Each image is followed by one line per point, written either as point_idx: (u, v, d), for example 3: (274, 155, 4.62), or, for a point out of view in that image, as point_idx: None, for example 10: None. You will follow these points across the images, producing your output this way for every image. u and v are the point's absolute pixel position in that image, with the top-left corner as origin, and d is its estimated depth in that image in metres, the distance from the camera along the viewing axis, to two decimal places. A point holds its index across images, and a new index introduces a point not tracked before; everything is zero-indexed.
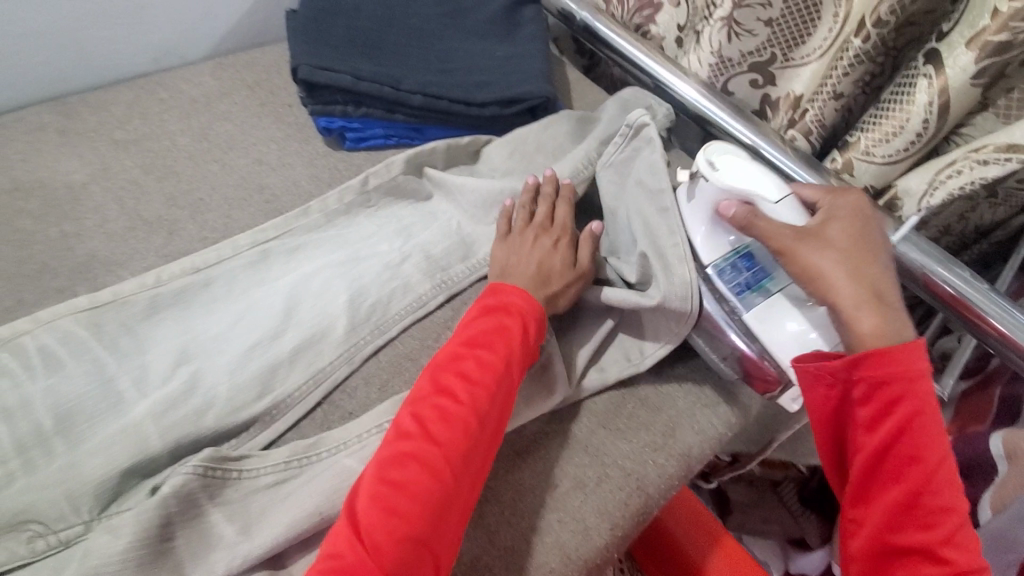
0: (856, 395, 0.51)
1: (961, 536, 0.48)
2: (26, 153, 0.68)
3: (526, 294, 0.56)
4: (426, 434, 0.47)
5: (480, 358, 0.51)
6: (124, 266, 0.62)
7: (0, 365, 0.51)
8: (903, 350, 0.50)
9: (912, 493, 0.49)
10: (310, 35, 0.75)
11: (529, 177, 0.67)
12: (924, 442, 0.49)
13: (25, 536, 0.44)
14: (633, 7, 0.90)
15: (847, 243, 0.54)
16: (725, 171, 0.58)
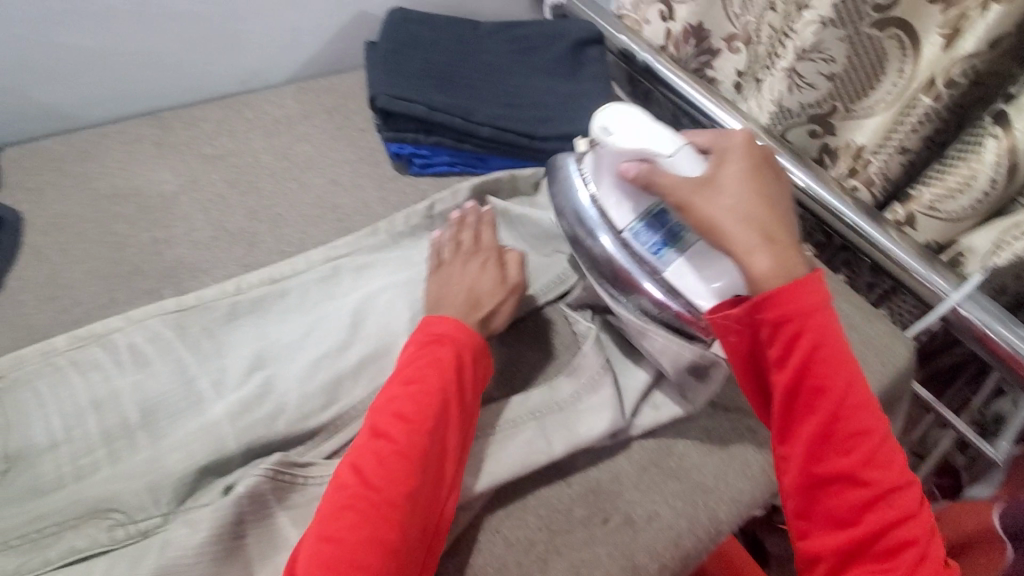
0: (768, 333, 0.49)
1: (884, 455, 0.49)
2: (125, 162, 0.74)
3: (455, 323, 0.55)
4: (366, 481, 0.46)
5: (415, 396, 0.50)
6: (207, 273, 0.66)
7: (94, 358, 0.55)
8: (799, 286, 0.48)
9: (830, 423, 0.49)
10: (390, 67, 0.80)
11: (451, 212, 0.66)
12: (831, 369, 0.49)
13: (107, 524, 0.47)
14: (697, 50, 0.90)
15: (754, 186, 0.52)
16: (620, 135, 0.58)
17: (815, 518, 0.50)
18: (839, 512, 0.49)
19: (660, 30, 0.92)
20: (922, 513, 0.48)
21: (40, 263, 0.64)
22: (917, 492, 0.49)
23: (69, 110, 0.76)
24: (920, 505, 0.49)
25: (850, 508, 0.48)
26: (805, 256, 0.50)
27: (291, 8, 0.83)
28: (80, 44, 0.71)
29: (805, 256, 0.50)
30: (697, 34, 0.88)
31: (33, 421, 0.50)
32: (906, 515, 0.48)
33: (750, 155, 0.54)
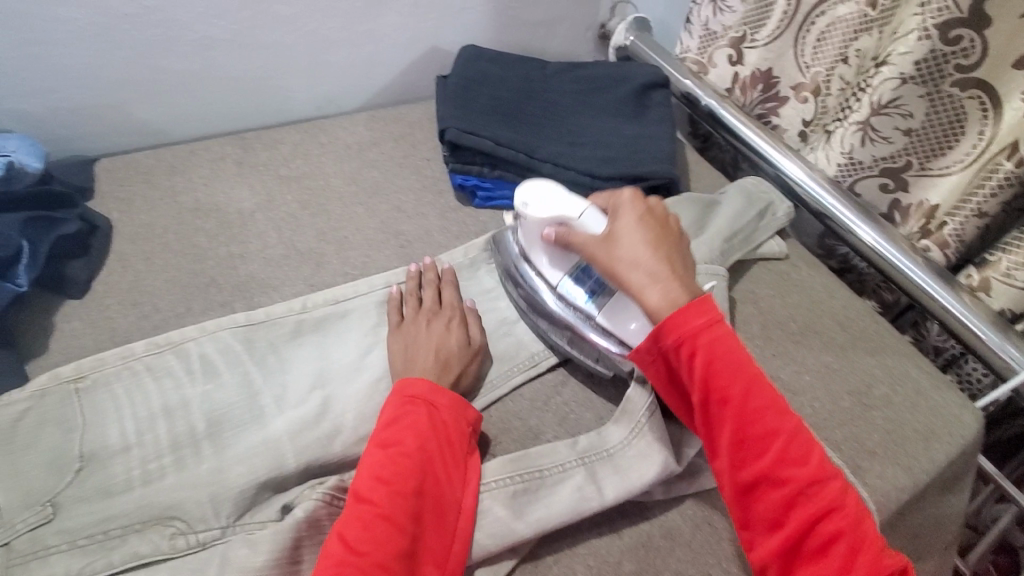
0: (673, 348, 0.51)
1: (801, 449, 0.47)
2: (208, 179, 0.78)
3: (432, 384, 0.55)
4: (352, 546, 0.44)
5: (394, 459, 0.49)
6: (275, 289, 0.69)
7: (167, 366, 0.58)
8: (686, 311, 0.51)
9: (742, 427, 0.48)
10: (459, 102, 0.82)
11: (409, 267, 0.68)
12: (733, 371, 0.49)
13: (169, 532, 0.48)
14: (758, 97, 0.87)
15: (641, 235, 0.57)
16: (534, 207, 0.63)
17: (754, 526, 0.47)
18: (771, 515, 0.46)
19: (727, 74, 0.89)
20: (850, 504, 0.46)
21: (126, 270, 0.68)
22: (841, 482, 0.47)
23: (161, 127, 0.81)
24: (848, 495, 0.47)
25: (779, 510, 0.46)
26: (695, 286, 0.54)
27: (369, 41, 0.86)
28: (175, 67, 0.75)
29: (695, 286, 0.54)
30: (765, 80, 0.85)
31: (108, 423, 0.53)
32: (833, 507, 0.46)
33: (651, 210, 0.60)
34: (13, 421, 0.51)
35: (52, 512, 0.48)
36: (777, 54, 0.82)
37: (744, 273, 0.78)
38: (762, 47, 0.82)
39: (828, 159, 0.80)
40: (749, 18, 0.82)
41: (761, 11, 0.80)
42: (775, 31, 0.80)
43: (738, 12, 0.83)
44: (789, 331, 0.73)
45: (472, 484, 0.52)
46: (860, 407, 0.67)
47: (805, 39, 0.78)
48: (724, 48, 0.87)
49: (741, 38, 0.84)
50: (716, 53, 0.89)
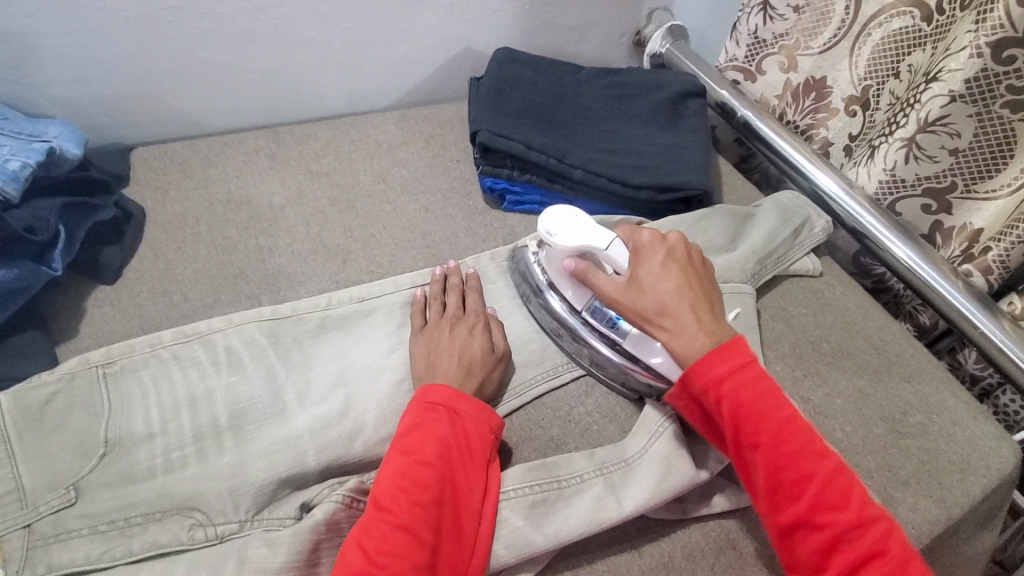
0: (702, 391, 0.52)
1: (839, 491, 0.46)
2: (241, 171, 0.79)
3: (453, 391, 0.54)
4: (372, 556, 0.44)
5: (414, 467, 0.49)
6: (302, 284, 0.70)
7: (193, 356, 0.58)
8: (716, 360, 0.52)
9: (775, 470, 0.48)
10: (492, 103, 0.81)
11: (434, 270, 0.67)
12: (762, 413, 0.49)
13: (189, 523, 0.48)
14: (807, 107, 0.83)
15: (664, 282, 0.57)
16: (559, 237, 0.61)
17: (800, 572, 0.46)
18: (814, 561, 0.45)
19: (779, 81, 0.86)
20: (895, 549, 0.44)
21: (157, 258, 0.68)
22: (886, 526, 0.45)
23: (197, 118, 0.82)
24: (894, 539, 0.45)
25: (820, 556, 0.45)
26: (727, 332, 0.55)
27: (404, 40, 0.85)
28: (214, 59, 0.76)
29: (727, 332, 0.55)
30: (818, 89, 0.81)
31: (134, 410, 0.53)
32: (878, 553, 0.44)
33: (674, 249, 0.59)
34: (42, 404, 0.51)
35: (75, 495, 0.48)
36: (829, 62, 0.79)
37: (775, 290, 0.76)
38: (817, 55, 0.79)
39: (870, 175, 0.78)
40: (802, 26, 0.80)
41: (818, 18, 0.78)
42: (831, 39, 0.77)
43: (790, 19, 0.80)
44: (821, 352, 0.71)
45: (493, 493, 0.51)
46: (893, 435, 0.65)
47: (859, 51, 0.75)
48: (776, 55, 0.84)
49: (794, 46, 0.81)
50: (766, 61, 0.86)
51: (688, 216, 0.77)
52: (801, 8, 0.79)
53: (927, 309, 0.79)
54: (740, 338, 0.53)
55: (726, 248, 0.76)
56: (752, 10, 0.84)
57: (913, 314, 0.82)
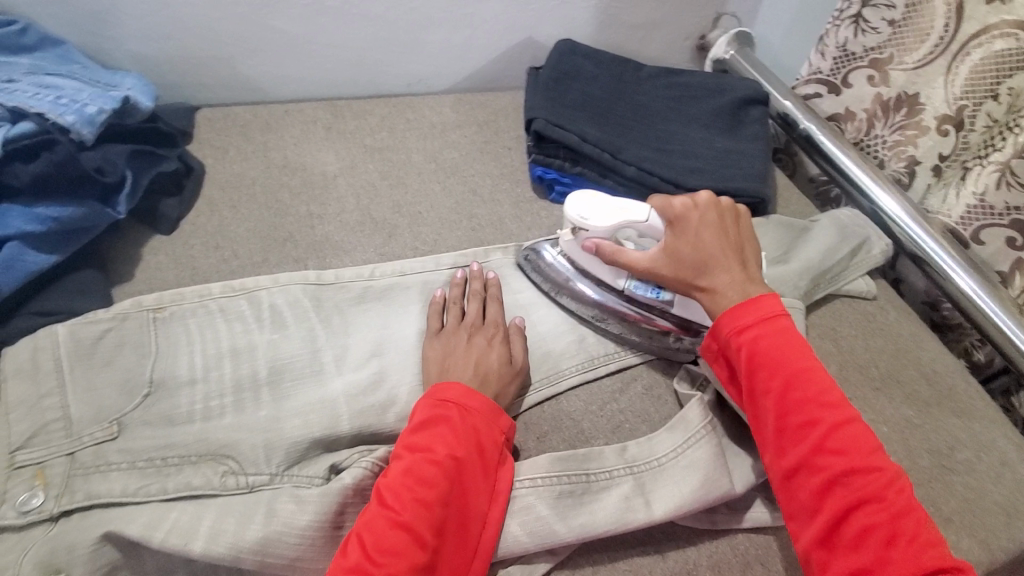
0: (724, 340, 0.52)
1: (845, 439, 0.46)
2: (298, 139, 0.80)
3: (464, 388, 0.52)
4: (371, 553, 0.43)
5: (422, 466, 0.46)
6: (347, 253, 0.70)
7: (239, 311, 0.59)
8: (742, 309, 0.52)
9: (781, 415, 0.48)
10: (550, 93, 0.80)
11: (455, 272, 0.65)
12: (779, 360, 0.49)
13: (222, 470, 0.49)
14: (896, 122, 0.79)
15: (703, 249, 0.56)
16: (596, 219, 0.60)
17: (795, 514, 0.46)
18: (811, 501, 0.45)
19: (866, 95, 0.81)
20: (895, 499, 0.43)
21: (212, 213, 0.70)
22: (889, 476, 0.44)
23: (261, 85, 0.84)
24: (896, 491, 0.44)
25: (817, 499, 0.45)
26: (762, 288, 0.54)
27: (468, 25, 0.85)
28: (282, 28, 0.78)
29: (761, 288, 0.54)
30: (909, 104, 0.77)
31: (179, 355, 0.55)
32: (874, 499, 0.43)
33: (709, 212, 0.58)
34: (94, 339, 0.53)
35: (117, 431, 0.49)
36: (923, 79, 0.75)
37: (825, 308, 0.74)
38: (909, 70, 0.76)
39: (959, 199, 0.74)
40: (897, 40, 0.76)
41: (915, 34, 0.74)
42: (927, 56, 0.73)
43: (884, 33, 0.77)
44: (869, 376, 0.68)
45: (501, 497, 0.49)
46: (939, 469, 0.62)
47: (956, 71, 0.71)
48: (864, 69, 0.80)
49: (886, 60, 0.78)
50: (853, 73, 0.82)
51: (739, 223, 0.76)
52: (897, 22, 0.75)
53: (985, 347, 0.75)
54: (772, 294, 0.53)
55: (779, 259, 0.73)
56: (844, 22, 0.81)
57: (968, 350, 0.78)
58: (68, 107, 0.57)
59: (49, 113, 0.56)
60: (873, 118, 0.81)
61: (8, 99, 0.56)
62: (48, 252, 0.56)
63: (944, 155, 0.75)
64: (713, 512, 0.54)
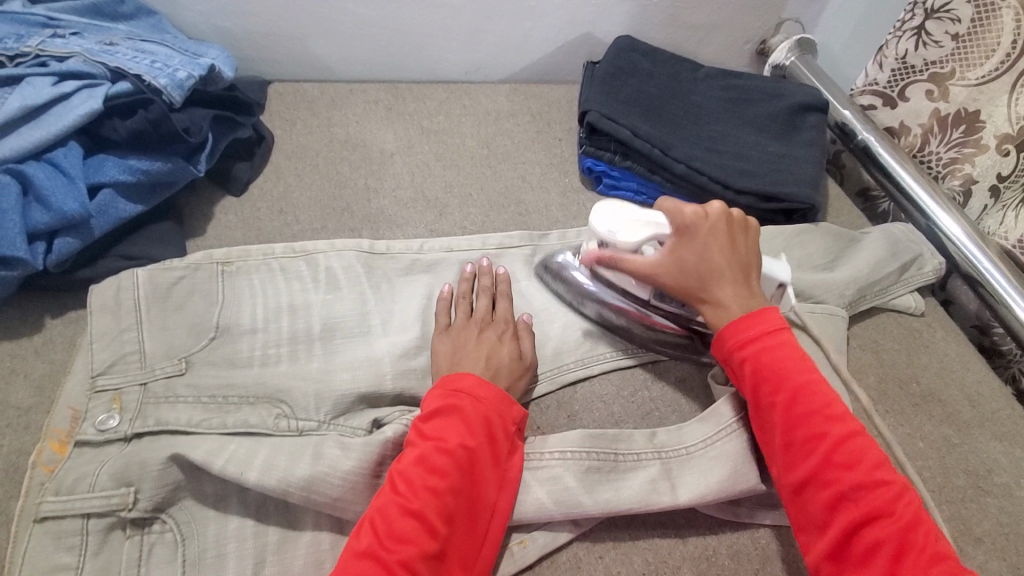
0: (729, 354, 0.53)
1: (851, 453, 0.46)
2: (360, 117, 0.84)
3: (477, 378, 0.52)
4: (383, 538, 0.43)
5: (433, 456, 0.47)
6: (399, 227, 0.74)
7: (298, 271, 0.63)
8: (751, 323, 0.53)
9: (788, 429, 0.49)
10: (605, 87, 0.81)
11: (464, 267, 0.65)
12: (783, 376, 0.50)
13: (276, 412, 0.53)
14: (953, 138, 0.77)
15: (707, 259, 0.56)
16: (622, 233, 0.60)
17: (804, 527, 0.46)
18: (821, 514, 0.45)
19: (924, 110, 0.80)
20: (902, 511, 0.43)
21: (278, 180, 0.75)
22: (894, 489, 0.44)
23: (328, 64, 0.88)
24: (903, 503, 0.44)
25: (826, 513, 0.45)
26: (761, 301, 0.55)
27: (530, 17, 0.86)
28: (352, 10, 0.81)
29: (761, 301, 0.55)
30: (969, 122, 0.75)
31: (243, 306, 0.59)
32: (881, 513, 0.43)
33: (718, 224, 0.57)
34: (170, 284, 0.58)
35: (185, 367, 0.54)
36: (986, 96, 0.73)
37: (869, 320, 0.73)
38: (972, 86, 0.73)
39: (1019, 221, 0.73)
40: (961, 55, 0.73)
41: (980, 50, 0.71)
42: (991, 72, 0.71)
43: (947, 47, 0.74)
44: (909, 392, 0.67)
45: (509, 486, 0.50)
46: (973, 489, 0.60)
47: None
48: (923, 83, 0.78)
49: (947, 75, 0.75)
50: (910, 87, 0.80)
51: (786, 229, 0.75)
52: (961, 37, 0.73)
53: None
54: (772, 308, 0.54)
55: (824, 267, 0.73)
56: (904, 34, 0.78)
57: (1015, 378, 0.74)
58: (162, 71, 0.62)
59: (146, 74, 0.61)
60: (929, 134, 0.80)
61: (109, 60, 0.61)
62: (136, 202, 0.61)
63: (1003, 175, 0.73)
64: (738, 505, 0.54)
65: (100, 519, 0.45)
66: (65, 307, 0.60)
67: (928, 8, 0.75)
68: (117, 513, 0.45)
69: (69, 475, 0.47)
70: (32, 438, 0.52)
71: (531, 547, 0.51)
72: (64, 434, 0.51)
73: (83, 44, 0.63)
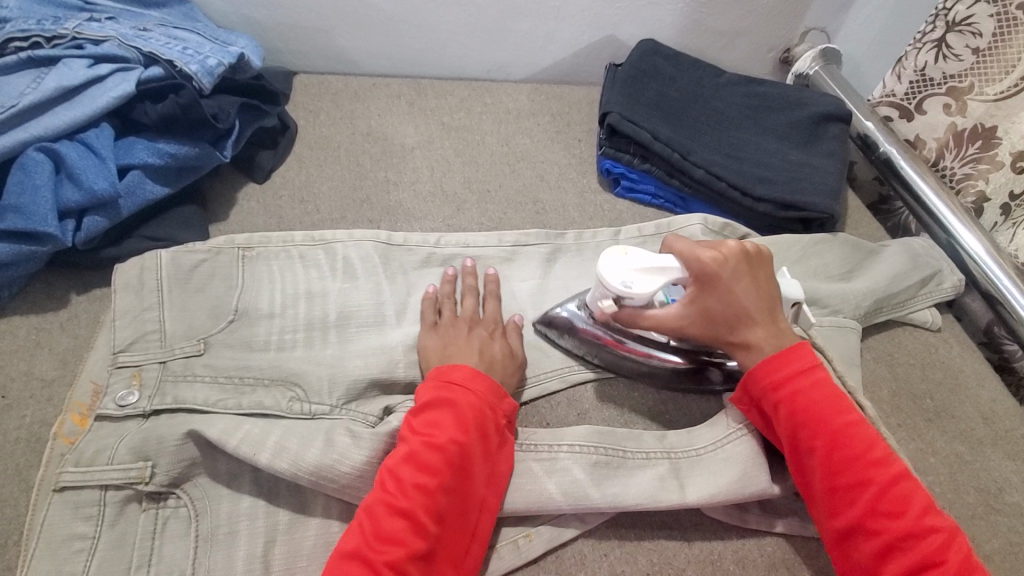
0: (763, 395, 0.52)
1: (896, 499, 0.45)
2: (382, 111, 0.85)
3: (468, 369, 0.51)
4: (371, 539, 0.43)
5: (423, 455, 0.46)
6: (417, 220, 0.75)
7: (316, 259, 0.64)
8: (788, 363, 0.51)
9: (829, 474, 0.47)
10: (627, 89, 0.81)
11: (446, 270, 0.64)
12: (820, 419, 0.49)
13: (290, 396, 0.53)
14: (968, 155, 0.77)
15: (733, 303, 0.53)
16: (638, 287, 0.52)
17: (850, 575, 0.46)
18: (870, 564, 0.44)
19: (940, 124, 0.79)
20: (954, 559, 0.42)
21: (300, 169, 0.76)
22: (944, 536, 0.43)
23: (353, 58, 0.88)
24: (954, 549, 0.43)
25: (875, 562, 0.44)
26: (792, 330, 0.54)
27: (554, 18, 0.86)
28: (378, 5, 0.81)
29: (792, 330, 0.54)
30: (985, 138, 0.74)
31: (262, 291, 0.60)
32: (932, 562, 0.42)
33: (738, 266, 0.54)
34: (191, 267, 0.59)
35: (203, 348, 0.55)
36: (1004, 112, 0.72)
37: (885, 332, 0.72)
38: (990, 102, 0.73)
39: None
40: (980, 70, 0.72)
41: (999, 65, 0.71)
42: (1011, 88, 0.71)
43: (966, 61, 0.73)
44: (922, 407, 0.67)
45: (499, 481, 0.49)
46: (984, 507, 0.60)
47: None
48: (941, 97, 0.78)
49: (966, 89, 0.74)
50: (928, 100, 0.79)
51: (803, 237, 0.74)
52: (982, 51, 0.72)
53: None
54: (805, 344, 0.53)
55: (841, 277, 0.72)
56: (924, 46, 0.77)
57: None
58: (193, 57, 0.63)
59: (177, 60, 0.62)
60: (944, 148, 0.79)
61: (143, 45, 0.62)
62: (162, 184, 0.63)
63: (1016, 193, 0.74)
64: (745, 511, 0.54)
65: (117, 491, 0.46)
66: (90, 285, 0.62)
67: (950, 21, 0.73)
68: (134, 486, 0.46)
69: (88, 448, 0.48)
70: (55, 411, 0.54)
71: (536, 542, 0.51)
72: (85, 407, 0.52)
73: (118, 29, 0.64)
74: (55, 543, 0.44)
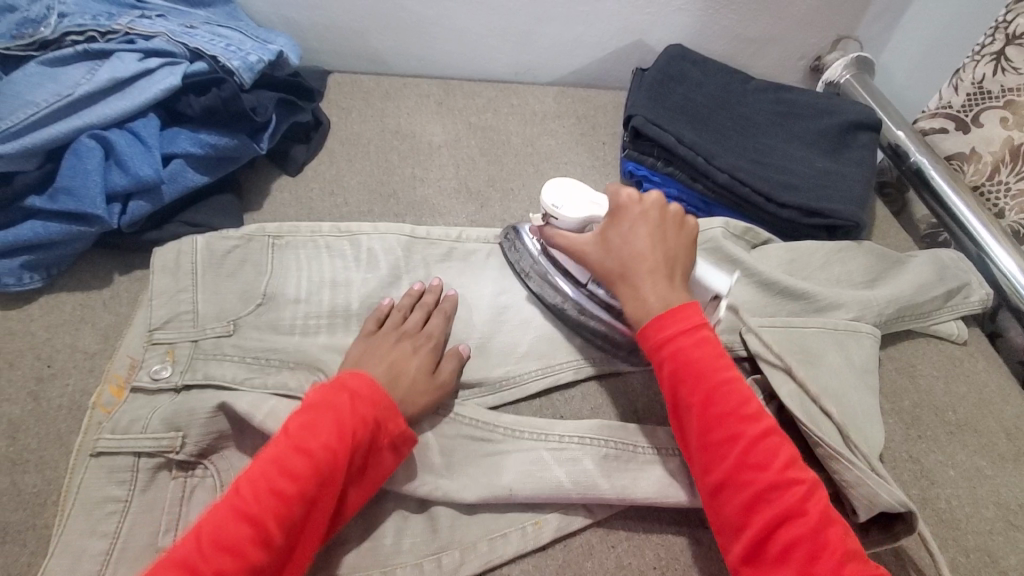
0: (651, 352, 0.50)
1: (764, 452, 0.45)
2: (411, 110, 0.87)
3: (368, 379, 0.50)
4: (203, 545, 0.40)
5: (290, 462, 0.44)
6: (441, 216, 0.77)
7: (341, 248, 0.66)
8: (679, 316, 0.50)
9: (705, 431, 0.47)
10: (653, 93, 0.82)
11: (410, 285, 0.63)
12: (702, 374, 0.48)
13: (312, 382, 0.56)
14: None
15: (630, 244, 0.55)
16: (567, 208, 0.60)
17: (722, 531, 0.45)
18: (738, 516, 0.44)
19: (996, 138, 0.77)
20: (813, 510, 0.43)
21: (331, 163, 0.79)
22: (806, 486, 0.44)
23: (386, 59, 0.91)
24: (815, 500, 0.43)
25: (743, 514, 0.44)
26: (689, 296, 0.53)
27: (582, 22, 0.87)
28: (412, 8, 0.84)
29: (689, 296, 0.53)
30: None
31: (289, 277, 0.63)
32: (793, 513, 0.43)
33: (651, 212, 0.56)
34: (224, 252, 0.61)
35: (232, 329, 0.57)
36: None
37: (910, 343, 0.71)
38: None
39: None
40: None
41: None
42: None
43: None
44: (943, 420, 0.65)
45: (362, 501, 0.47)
46: (1003, 523, 0.58)
47: None
48: (1000, 109, 0.76)
49: None
50: (985, 113, 0.77)
51: (826, 244, 0.74)
52: None
53: None
54: (695, 303, 0.51)
55: (861, 286, 0.71)
56: (983, 59, 0.76)
57: None
58: (236, 54, 0.66)
59: (220, 57, 0.65)
60: (1000, 164, 0.76)
61: (190, 41, 0.66)
62: (203, 173, 0.66)
63: None
64: None
65: (149, 459, 0.49)
66: (131, 265, 0.65)
67: (1010, 34, 0.72)
68: (166, 455, 0.49)
69: (123, 417, 0.51)
70: (94, 381, 0.57)
71: (544, 531, 0.52)
72: (122, 379, 0.55)
73: (167, 25, 0.68)
74: (89, 503, 0.46)
